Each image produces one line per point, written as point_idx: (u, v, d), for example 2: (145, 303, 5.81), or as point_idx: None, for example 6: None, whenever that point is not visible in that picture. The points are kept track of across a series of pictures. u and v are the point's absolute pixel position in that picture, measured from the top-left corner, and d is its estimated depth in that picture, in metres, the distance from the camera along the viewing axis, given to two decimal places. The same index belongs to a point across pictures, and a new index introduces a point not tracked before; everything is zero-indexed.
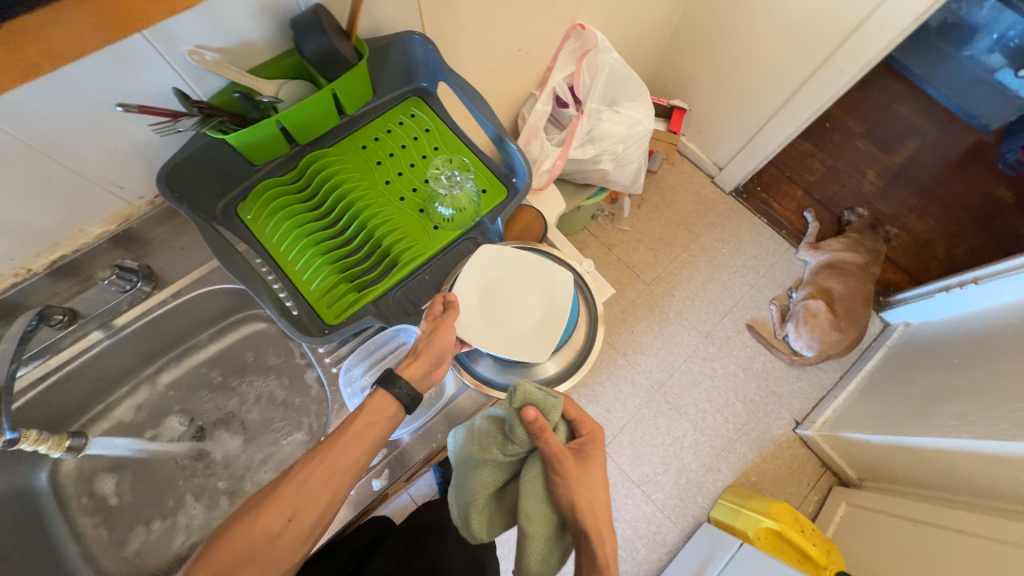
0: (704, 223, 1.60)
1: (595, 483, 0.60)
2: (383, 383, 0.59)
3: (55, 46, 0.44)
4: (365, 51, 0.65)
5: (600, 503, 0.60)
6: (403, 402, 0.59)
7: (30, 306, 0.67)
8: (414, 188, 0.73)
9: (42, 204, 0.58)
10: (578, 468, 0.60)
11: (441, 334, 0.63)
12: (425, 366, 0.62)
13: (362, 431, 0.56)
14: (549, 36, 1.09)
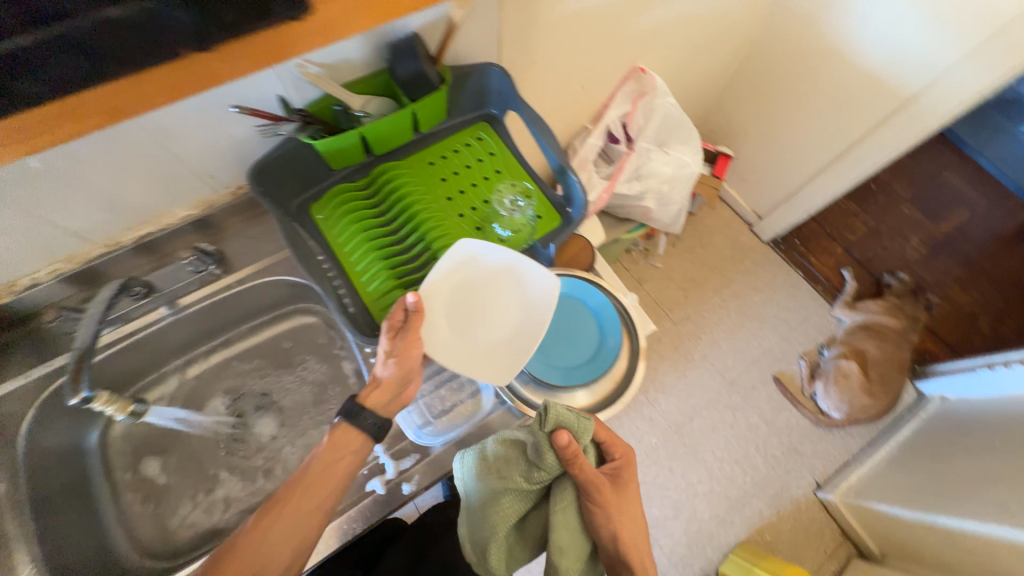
0: (739, 269, 1.60)
1: (624, 507, 0.61)
2: (346, 416, 0.62)
3: (220, 75, 0.43)
4: (448, 77, 0.69)
5: (635, 529, 0.62)
6: (368, 431, 0.63)
7: (111, 276, 0.71)
8: (474, 207, 0.76)
9: (142, 184, 0.64)
10: (610, 495, 0.60)
11: (402, 359, 0.63)
12: (387, 391, 0.65)
13: (324, 471, 0.60)
14: (610, 76, 1.14)
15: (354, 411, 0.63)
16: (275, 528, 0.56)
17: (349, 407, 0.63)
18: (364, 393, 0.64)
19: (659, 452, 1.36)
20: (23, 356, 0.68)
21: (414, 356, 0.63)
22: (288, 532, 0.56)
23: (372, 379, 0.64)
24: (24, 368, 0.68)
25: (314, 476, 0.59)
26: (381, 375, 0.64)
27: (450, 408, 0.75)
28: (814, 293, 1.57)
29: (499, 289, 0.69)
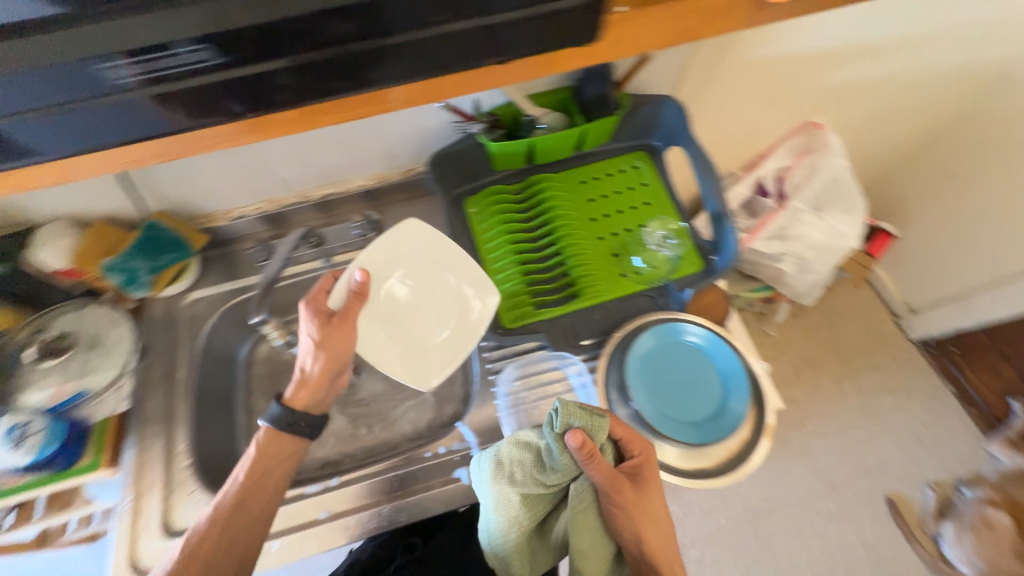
0: (869, 362, 1.40)
1: (656, 510, 0.55)
2: (283, 425, 0.60)
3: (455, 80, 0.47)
4: (626, 104, 0.71)
5: (665, 533, 0.55)
6: (294, 432, 0.60)
7: (292, 220, 0.83)
8: (615, 232, 0.76)
9: (340, 152, 0.75)
10: (638, 496, 0.54)
11: (329, 352, 0.61)
12: (319, 391, 0.62)
13: (284, 460, 0.61)
14: (778, 125, 1.07)
15: (286, 418, 0.60)
16: (237, 505, 0.57)
17: (277, 412, 0.60)
18: (291, 391, 0.62)
19: (726, 535, 1.21)
20: (215, 271, 0.81)
21: (345, 347, 0.62)
22: (248, 509, 0.57)
23: (302, 376, 0.62)
24: (214, 281, 0.80)
25: (270, 462, 0.60)
26: (309, 372, 0.62)
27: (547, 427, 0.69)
28: (958, 413, 1.33)
29: (430, 292, 0.69)
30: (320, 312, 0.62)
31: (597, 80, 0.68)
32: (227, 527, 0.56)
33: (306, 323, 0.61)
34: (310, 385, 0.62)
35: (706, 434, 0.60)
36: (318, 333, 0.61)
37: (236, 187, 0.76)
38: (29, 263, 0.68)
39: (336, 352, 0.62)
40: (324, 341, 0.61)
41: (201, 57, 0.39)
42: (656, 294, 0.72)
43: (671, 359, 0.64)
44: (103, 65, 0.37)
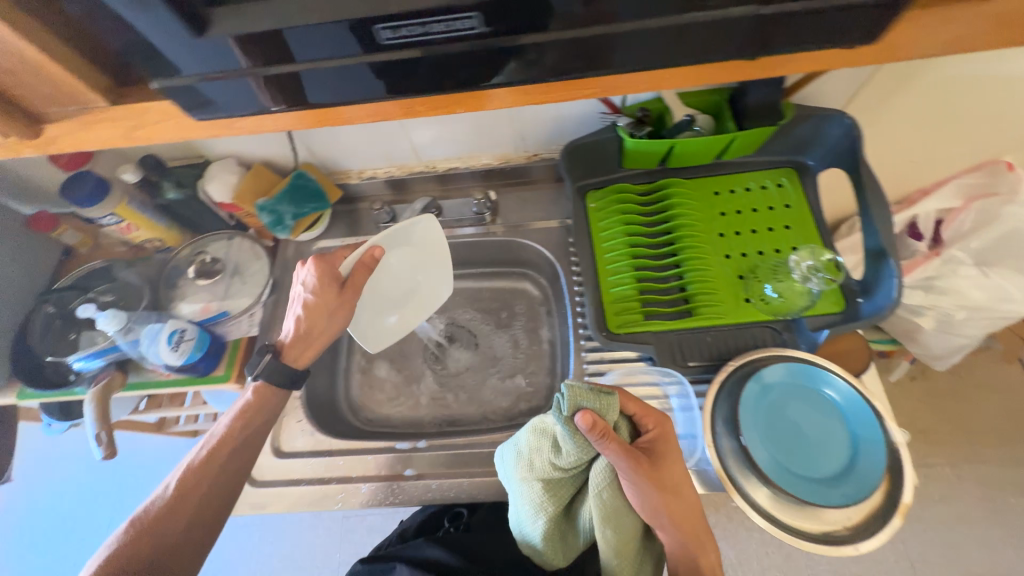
0: (998, 450, 1.18)
1: (676, 479, 0.52)
2: (276, 377, 0.64)
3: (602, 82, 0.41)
4: (788, 116, 0.63)
5: (687, 500, 0.54)
6: (287, 386, 0.65)
7: (414, 188, 0.87)
8: (745, 253, 0.70)
9: (477, 128, 0.76)
10: (657, 471, 0.51)
11: (329, 315, 0.64)
12: (311, 349, 0.66)
13: (269, 408, 0.65)
14: (955, 159, 0.92)
15: (284, 373, 0.64)
16: (234, 439, 0.62)
17: (271, 363, 0.64)
18: (284, 344, 0.65)
19: None
20: (340, 224, 0.86)
21: (342, 315, 0.65)
22: (247, 445, 0.63)
23: (298, 332, 0.64)
24: (339, 234, 0.86)
25: (259, 409, 0.64)
26: (306, 330, 0.64)
27: None
28: None
29: (407, 265, 0.70)
30: (328, 278, 0.63)
31: (770, 86, 0.60)
32: (227, 456, 0.62)
33: (311, 283, 0.63)
34: (304, 343, 0.65)
35: (824, 493, 0.54)
36: (320, 299, 0.63)
37: (372, 148, 0.79)
38: (200, 192, 0.77)
39: (330, 316, 0.64)
40: (326, 307, 0.63)
41: (451, 23, 0.34)
42: (782, 328, 0.65)
43: (795, 403, 0.59)
44: (236, 49, 0.35)
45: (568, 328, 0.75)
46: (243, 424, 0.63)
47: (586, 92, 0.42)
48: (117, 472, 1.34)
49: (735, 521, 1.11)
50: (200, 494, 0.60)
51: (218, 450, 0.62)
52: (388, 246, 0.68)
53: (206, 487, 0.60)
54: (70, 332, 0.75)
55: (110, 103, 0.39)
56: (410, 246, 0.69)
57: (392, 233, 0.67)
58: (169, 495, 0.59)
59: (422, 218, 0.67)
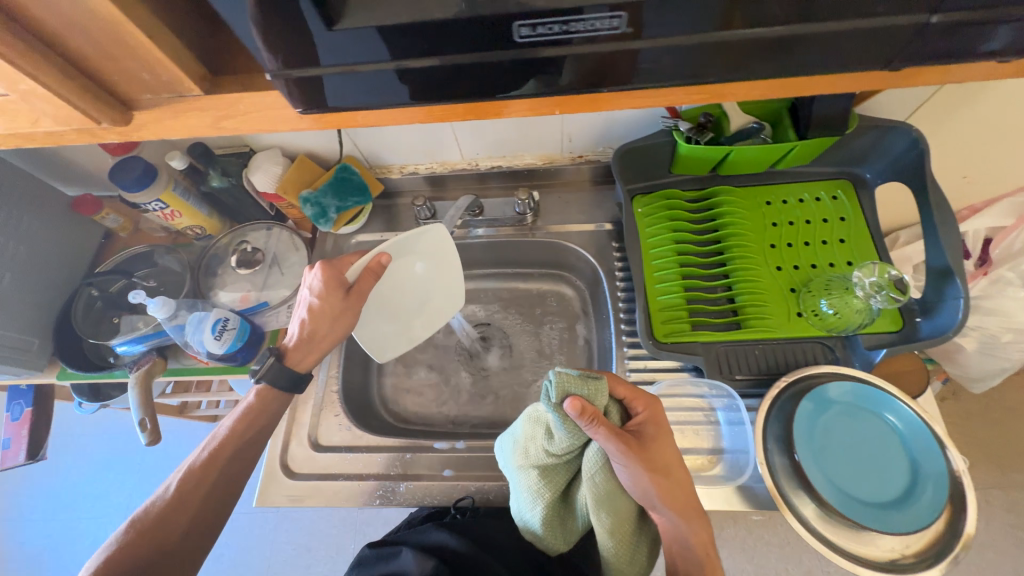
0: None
1: (671, 464, 0.49)
2: (275, 378, 0.62)
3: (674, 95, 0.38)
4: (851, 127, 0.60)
5: (684, 487, 0.50)
6: (285, 387, 0.63)
7: (454, 185, 0.86)
8: (797, 265, 0.68)
9: (524, 128, 0.75)
10: (650, 455, 0.48)
11: (333, 320, 0.61)
12: (313, 352, 0.63)
13: (275, 411, 0.63)
14: (1013, 178, 0.87)
15: (282, 374, 0.62)
16: (240, 440, 0.59)
17: (273, 364, 0.61)
18: (287, 347, 0.63)
19: None
20: (378, 219, 0.86)
21: (345, 320, 0.62)
22: (250, 445, 0.60)
23: (303, 335, 0.62)
24: (376, 229, 0.85)
25: (268, 412, 0.62)
26: (311, 334, 0.62)
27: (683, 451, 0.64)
28: None
29: (414, 270, 0.67)
30: (334, 283, 0.60)
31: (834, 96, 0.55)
32: (231, 457, 0.59)
33: (319, 287, 0.61)
34: (307, 347, 0.63)
35: (886, 519, 0.52)
36: (325, 302, 0.61)
37: (415, 145, 0.78)
38: (245, 181, 0.76)
39: (334, 321, 0.62)
40: (331, 312, 0.61)
41: (592, 24, 0.30)
42: (835, 345, 0.64)
43: (851, 422, 0.57)
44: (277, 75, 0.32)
45: (610, 334, 0.74)
46: (248, 423, 0.60)
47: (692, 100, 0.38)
48: (140, 452, 1.38)
49: (753, 535, 1.07)
50: (201, 497, 0.56)
51: (222, 450, 0.58)
52: (396, 255, 0.65)
53: (206, 489, 0.56)
54: (114, 315, 0.76)
55: (203, 91, 0.33)
56: (421, 254, 0.67)
57: (403, 243, 0.64)
58: (168, 498, 0.55)
59: (438, 232, 0.67)
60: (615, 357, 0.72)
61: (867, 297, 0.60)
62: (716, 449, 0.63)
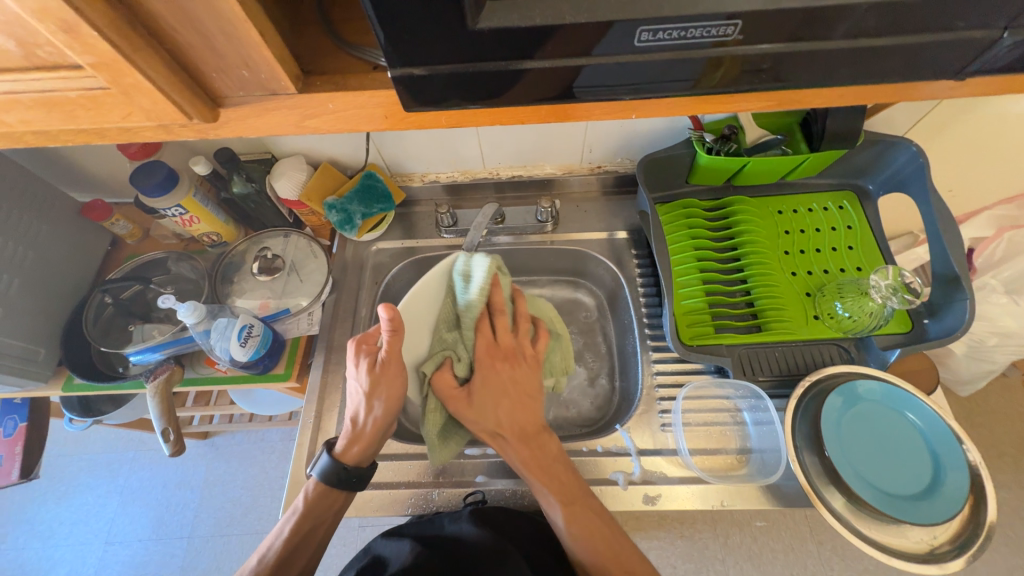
0: (1012, 476, 1.12)
1: (522, 381, 0.60)
2: (333, 480, 0.56)
3: (736, 100, 0.37)
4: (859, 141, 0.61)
5: (530, 408, 0.60)
6: (343, 487, 0.57)
7: (473, 194, 0.87)
8: (811, 271, 0.71)
9: (546, 141, 0.77)
10: (504, 367, 0.60)
11: (383, 402, 0.54)
12: (371, 445, 0.58)
13: (333, 512, 0.58)
14: (993, 191, 0.93)
15: (336, 474, 0.56)
16: (294, 544, 0.56)
17: (327, 464, 0.56)
18: (342, 438, 0.57)
19: None
20: (397, 228, 0.86)
21: (394, 399, 0.54)
22: (307, 544, 0.57)
23: (353, 431, 0.57)
24: (395, 238, 0.86)
25: (323, 512, 0.57)
26: (361, 426, 0.56)
27: (711, 452, 0.65)
28: None
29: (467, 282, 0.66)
30: (366, 360, 0.54)
31: (849, 111, 0.56)
32: (282, 563, 0.55)
33: (353, 367, 0.54)
34: (361, 445, 0.57)
35: (914, 510, 0.54)
36: (368, 383, 0.53)
37: (439, 154, 0.79)
38: (268, 188, 0.76)
39: (382, 398, 0.54)
40: (374, 393, 0.54)
41: (716, 30, 0.29)
42: (850, 346, 0.67)
43: (878, 420, 0.59)
44: (395, 75, 0.30)
45: (635, 339, 0.75)
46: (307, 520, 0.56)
47: (762, 106, 0.37)
48: (128, 471, 1.33)
49: (758, 542, 1.04)
50: None
51: None
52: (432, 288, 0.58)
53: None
54: (127, 323, 0.73)
55: (298, 92, 0.32)
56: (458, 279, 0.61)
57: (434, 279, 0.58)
58: None
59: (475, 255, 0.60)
60: (640, 361, 0.73)
61: (884, 300, 0.62)
62: (744, 448, 0.66)
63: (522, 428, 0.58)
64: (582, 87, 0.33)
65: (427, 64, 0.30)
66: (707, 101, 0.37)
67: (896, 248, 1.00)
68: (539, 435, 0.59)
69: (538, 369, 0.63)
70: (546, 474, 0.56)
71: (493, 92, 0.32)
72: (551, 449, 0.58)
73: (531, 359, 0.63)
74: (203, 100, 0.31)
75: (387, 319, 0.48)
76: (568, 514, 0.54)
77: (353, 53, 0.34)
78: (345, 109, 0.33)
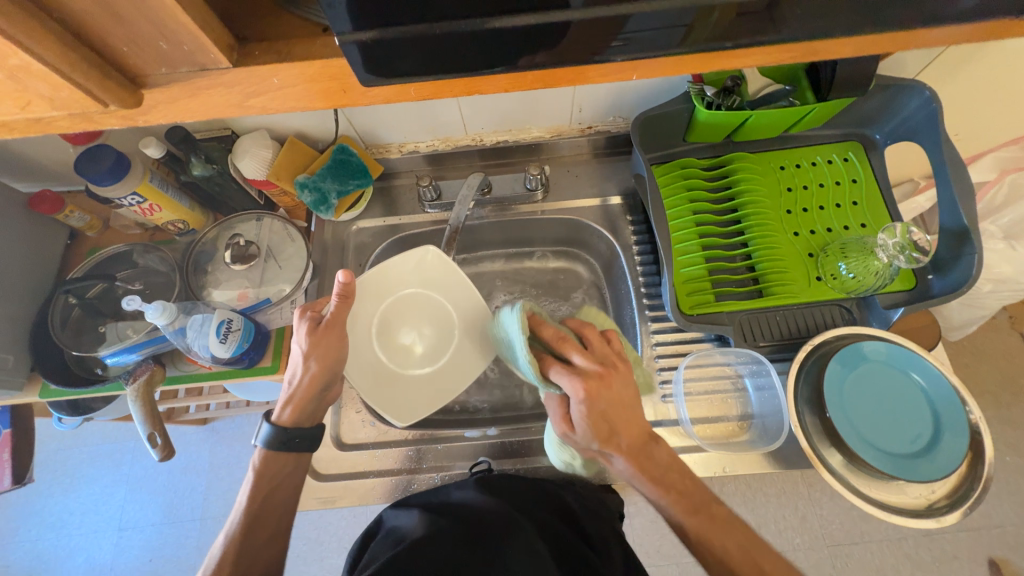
0: (995, 412, 1.13)
1: (624, 396, 0.47)
2: (276, 444, 0.55)
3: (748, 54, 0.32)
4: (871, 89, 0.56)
5: (637, 417, 0.48)
6: (289, 449, 0.56)
7: (456, 163, 0.81)
8: (814, 230, 0.68)
9: (531, 102, 0.70)
10: (603, 388, 0.46)
11: (319, 365, 0.55)
12: (308, 406, 0.57)
13: (287, 475, 0.57)
14: (1000, 132, 0.88)
15: (278, 438, 0.55)
16: (253, 512, 0.54)
17: (269, 431, 0.55)
18: (283, 397, 0.56)
19: None
20: (377, 204, 0.81)
21: (335, 358, 0.55)
22: (267, 514, 0.55)
23: (287, 392, 0.56)
24: (377, 216, 0.81)
25: (276, 477, 0.56)
26: (296, 387, 0.56)
27: (710, 420, 0.65)
28: None
29: (397, 294, 0.68)
30: (310, 319, 0.55)
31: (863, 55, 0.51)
32: (246, 533, 0.53)
33: (297, 329, 0.55)
34: (293, 407, 0.56)
35: (916, 467, 0.55)
36: (308, 342, 0.55)
37: (416, 122, 0.73)
38: (231, 169, 0.69)
39: (319, 356, 0.55)
40: (311, 352, 0.55)
41: None
42: (852, 306, 0.66)
43: (879, 380, 0.59)
44: (359, 52, 0.27)
45: (633, 310, 0.73)
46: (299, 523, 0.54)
47: (776, 59, 0.33)
48: (130, 460, 1.33)
49: (752, 488, 1.05)
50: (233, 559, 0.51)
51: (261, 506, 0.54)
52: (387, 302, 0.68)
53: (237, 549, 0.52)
54: (98, 323, 0.69)
55: (234, 65, 0.27)
56: (419, 279, 0.69)
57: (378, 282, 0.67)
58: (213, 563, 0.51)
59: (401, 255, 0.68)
60: (638, 333, 0.71)
61: (890, 259, 0.60)
62: (745, 414, 0.66)
63: (631, 449, 0.49)
64: (567, 47, 0.29)
65: (381, 27, 0.26)
66: (713, 57, 0.32)
67: (897, 197, 0.97)
68: (642, 448, 0.49)
69: (630, 373, 0.48)
70: (659, 487, 0.49)
71: (469, 57, 0.28)
72: (661, 456, 0.50)
73: (621, 365, 0.48)
74: (119, 82, 0.26)
75: (343, 284, 0.51)
76: (695, 523, 0.49)
77: (300, 13, 0.29)
78: (292, 85, 0.28)
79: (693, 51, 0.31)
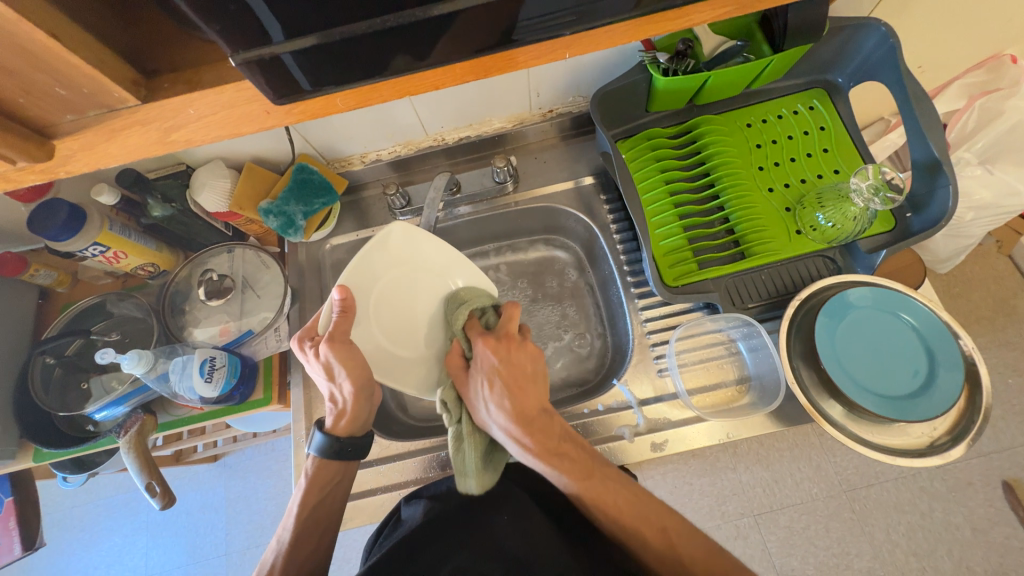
0: (992, 337, 1.14)
1: (526, 363, 0.55)
2: (329, 453, 0.55)
3: (685, 11, 0.31)
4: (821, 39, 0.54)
5: (540, 389, 0.54)
6: (340, 458, 0.56)
7: (421, 166, 0.80)
8: (788, 183, 0.67)
9: (485, 94, 0.69)
10: (512, 347, 0.55)
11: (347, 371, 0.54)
12: (360, 416, 0.57)
13: (337, 483, 0.57)
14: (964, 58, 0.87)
15: (331, 447, 0.55)
16: (303, 524, 0.53)
17: (321, 442, 0.56)
18: (334, 409, 0.57)
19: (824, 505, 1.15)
20: (348, 219, 0.80)
21: (351, 370, 0.54)
22: (317, 522, 0.54)
23: (336, 407, 0.57)
24: (349, 230, 0.79)
25: (328, 485, 0.56)
26: (342, 403, 0.56)
27: (710, 389, 0.65)
28: None
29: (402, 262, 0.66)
30: (312, 350, 0.55)
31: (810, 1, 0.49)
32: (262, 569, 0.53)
33: (305, 355, 0.56)
34: (348, 417, 0.56)
35: (916, 408, 0.54)
36: (322, 361, 0.55)
37: (372, 130, 0.71)
38: (191, 204, 0.68)
39: (342, 373, 0.54)
40: (332, 370, 0.55)
41: None
42: (836, 255, 0.65)
43: (871, 326, 0.59)
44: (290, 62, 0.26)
45: (620, 291, 0.72)
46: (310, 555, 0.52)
47: (716, 15, 0.31)
48: (145, 507, 1.32)
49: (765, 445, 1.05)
50: None
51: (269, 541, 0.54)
52: (400, 270, 0.65)
53: None
54: (81, 380, 0.67)
55: (142, 101, 0.28)
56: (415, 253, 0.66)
57: (370, 254, 0.63)
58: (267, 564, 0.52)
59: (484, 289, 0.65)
60: (627, 311, 0.71)
61: (866, 204, 0.59)
62: (742, 378, 0.66)
63: (525, 415, 0.51)
64: (491, 26, 0.28)
65: (318, 33, 0.26)
66: (648, 19, 0.30)
67: (869, 138, 0.96)
68: (541, 420, 0.52)
69: (539, 351, 0.57)
70: (552, 457, 0.50)
71: (391, 51, 0.28)
72: (557, 429, 0.52)
73: (526, 342, 0.56)
74: (26, 136, 0.27)
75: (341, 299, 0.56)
76: (587, 489, 0.49)
77: (202, 36, 0.29)
78: (209, 113, 0.28)
79: (648, 12, 0.30)
